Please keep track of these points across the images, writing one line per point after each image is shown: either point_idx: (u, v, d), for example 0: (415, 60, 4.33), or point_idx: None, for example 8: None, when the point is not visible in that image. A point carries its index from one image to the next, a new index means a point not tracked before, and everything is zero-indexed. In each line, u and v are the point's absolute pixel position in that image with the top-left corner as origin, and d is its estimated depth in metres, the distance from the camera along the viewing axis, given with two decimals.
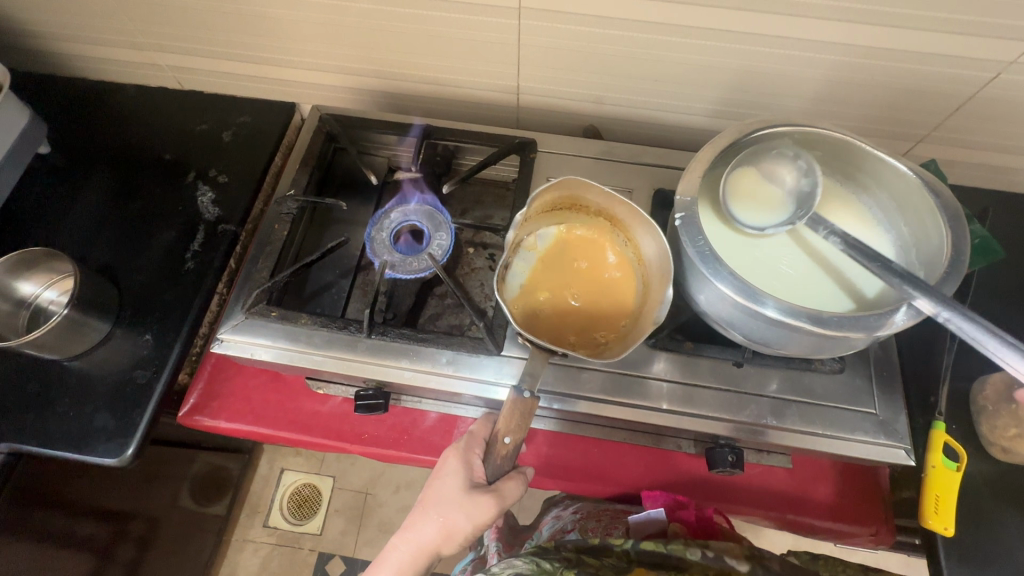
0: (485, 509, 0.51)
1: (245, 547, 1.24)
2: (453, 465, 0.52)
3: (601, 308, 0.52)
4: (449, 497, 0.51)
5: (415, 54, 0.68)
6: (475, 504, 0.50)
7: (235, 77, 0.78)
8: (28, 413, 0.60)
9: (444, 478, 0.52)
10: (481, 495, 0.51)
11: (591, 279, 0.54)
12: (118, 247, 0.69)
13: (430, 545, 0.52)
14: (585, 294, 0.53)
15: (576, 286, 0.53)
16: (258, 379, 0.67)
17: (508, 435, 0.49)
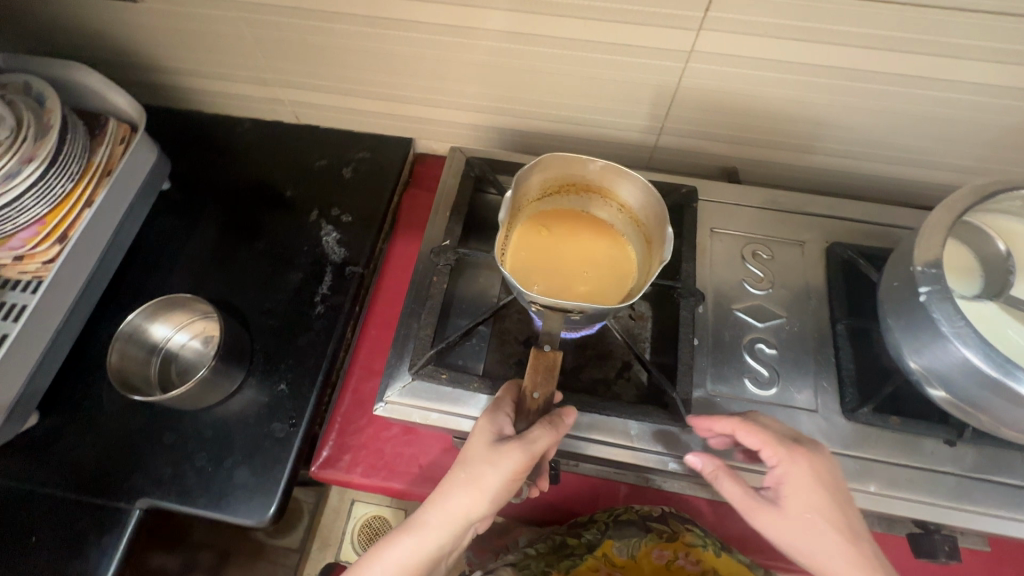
0: (512, 461, 0.42)
1: None
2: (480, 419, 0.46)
3: (602, 271, 0.52)
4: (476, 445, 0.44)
5: (554, 94, 0.66)
6: (503, 456, 0.43)
7: (357, 113, 0.76)
8: (163, 466, 0.58)
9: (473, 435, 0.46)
10: (510, 447, 0.43)
11: (589, 244, 0.53)
12: (243, 289, 0.67)
13: (456, 516, 0.44)
14: (590, 266, 0.52)
15: (574, 258, 0.52)
16: (390, 431, 0.64)
17: (535, 391, 0.44)
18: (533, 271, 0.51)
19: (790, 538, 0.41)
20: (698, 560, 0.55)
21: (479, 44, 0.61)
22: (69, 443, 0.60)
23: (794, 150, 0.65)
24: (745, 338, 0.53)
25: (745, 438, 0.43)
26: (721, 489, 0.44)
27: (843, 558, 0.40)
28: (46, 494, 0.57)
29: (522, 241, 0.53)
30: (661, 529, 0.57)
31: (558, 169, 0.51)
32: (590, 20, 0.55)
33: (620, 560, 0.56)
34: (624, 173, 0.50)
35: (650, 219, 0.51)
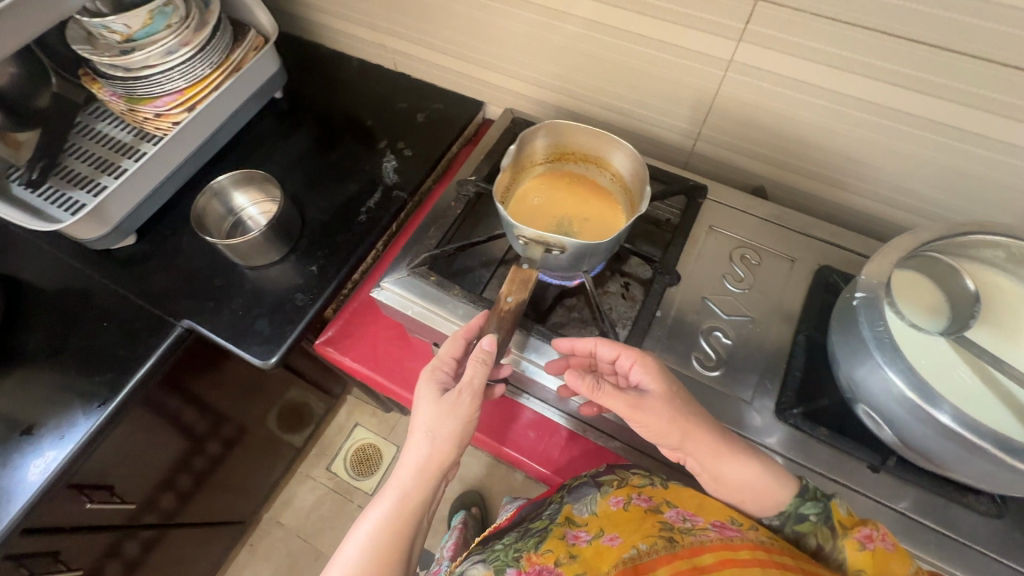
0: (464, 404, 0.52)
1: (305, 482, 1.33)
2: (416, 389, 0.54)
3: (591, 226, 0.58)
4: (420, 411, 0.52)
5: (609, 82, 0.73)
6: (455, 404, 0.51)
7: (442, 70, 0.88)
8: (209, 301, 0.72)
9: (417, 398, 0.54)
10: (456, 395, 0.52)
11: (583, 203, 0.59)
12: (308, 187, 0.80)
13: (427, 471, 0.52)
14: (581, 221, 0.58)
15: (568, 212, 0.59)
16: (387, 333, 0.74)
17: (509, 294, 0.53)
18: (531, 216, 0.58)
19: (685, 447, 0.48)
20: (648, 496, 0.57)
21: (549, 23, 0.70)
22: (150, 264, 0.75)
23: (823, 182, 0.66)
24: (706, 325, 0.56)
25: (603, 350, 0.50)
26: (603, 401, 0.48)
27: (734, 470, 0.47)
28: (123, 296, 0.73)
29: (525, 193, 0.60)
30: (611, 479, 0.60)
31: (560, 135, 0.57)
32: (645, 16, 0.62)
33: (583, 518, 0.58)
34: (618, 143, 0.55)
35: (639, 183, 0.56)
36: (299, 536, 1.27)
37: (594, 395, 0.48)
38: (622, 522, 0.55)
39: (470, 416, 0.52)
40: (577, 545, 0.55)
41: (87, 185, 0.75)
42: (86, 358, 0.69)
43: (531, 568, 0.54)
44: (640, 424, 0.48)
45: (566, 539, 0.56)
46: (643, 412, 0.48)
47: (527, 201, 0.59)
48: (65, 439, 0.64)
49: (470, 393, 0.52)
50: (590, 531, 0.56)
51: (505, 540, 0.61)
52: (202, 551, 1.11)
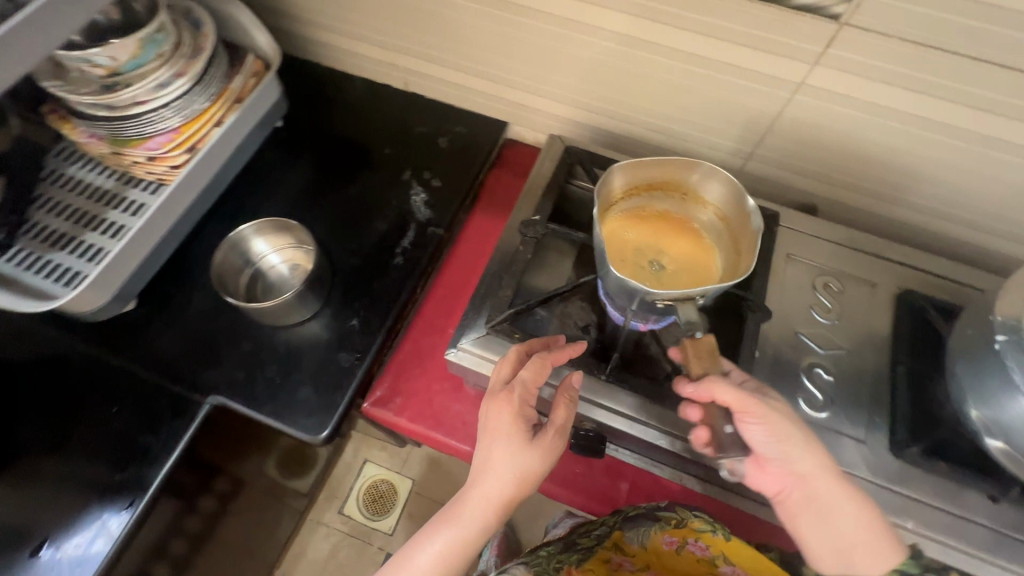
0: (554, 445, 0.50)
1: (317, 529, 1.24)
2: (504, 422, 0.49)
3: (691, 260, 0.55)
4: (508, 447, 0.49)
5: (657, 103, 0.69)
6: (546, 445, 0.50)
7: (463, 90, 0.81)
8: (238, 371, 0.63)
9: (496, 427, 0.50)
10: (548, 436, 0.50)
11: (673, 236, 0.57)
12: (332, 229, 0.72)
13: (505, 504, 0.50)
14: (680, 257, 0.56)
15: (663, 250, 0.56)
16: (441, 385, 0.67)
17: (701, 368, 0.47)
18: (633, 262, 0.54)
19: (808, 466, 0.46)
20: (704, 543, 0.60)
21: (595, 42, 0.65)
22: (157, 332, 0.65)
23: (879, 199, 0.66)
24: (805, 361, 0.54)
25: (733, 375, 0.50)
26: (722, 393, 0.45)
27: (848, 503, 0.46)
28: (130, 373, 0.63)
29: (614, 237, 0.55)
30: (670, 517, 0.60)
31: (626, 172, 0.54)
32: (710, 38, 0.58)
33: (631, 547, 0.63)
34: (696, 165, 0.53)
35: (731, 203, 0.54)
36: None
37: (709, 387, 0.46)
38: (671, 558, 0.63)
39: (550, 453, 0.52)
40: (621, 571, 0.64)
41: (71, 246, 0.63)
42: (96, 452, 0.59)
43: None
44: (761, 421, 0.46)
45: (610, 565, 0.64)
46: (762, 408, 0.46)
47: (616, 246, 0.55)
48: (84, 567, 0.54)
49: (559, 433, 0.50)
50: (635, 560, 0.64)
51: (548, 546, 0.67)
52: None
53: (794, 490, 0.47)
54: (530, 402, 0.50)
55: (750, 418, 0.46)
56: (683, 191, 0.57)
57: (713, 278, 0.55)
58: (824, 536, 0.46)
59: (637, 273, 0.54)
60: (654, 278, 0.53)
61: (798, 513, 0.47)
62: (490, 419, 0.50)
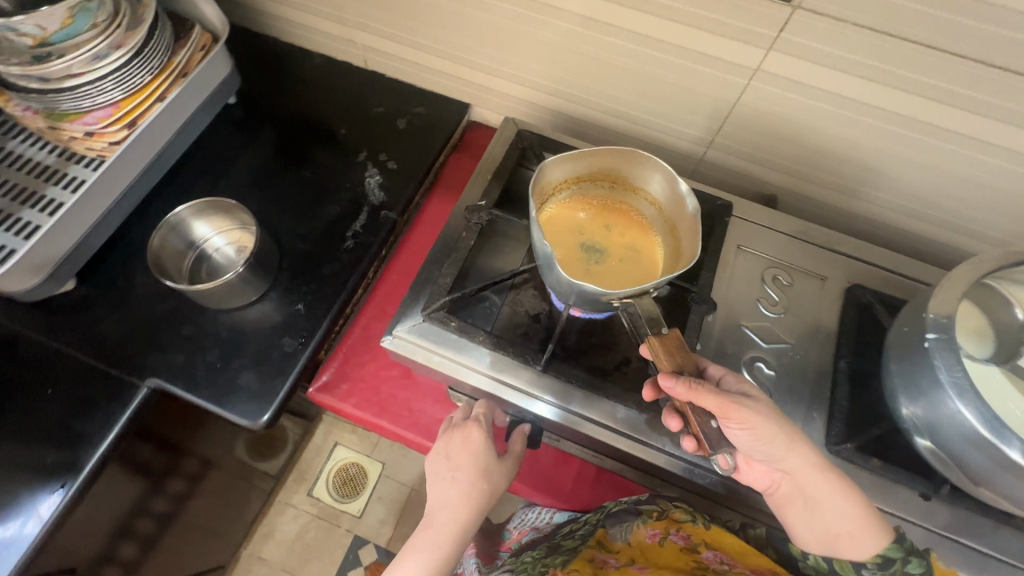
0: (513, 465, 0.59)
1: (285, 511, 1.24)
2: (472, 440, 0.57)
3: (633, 253, 0.54)
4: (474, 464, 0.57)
5: (614, 87, 0.67)
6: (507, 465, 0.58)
7: (423, 69, 0.79)
8: (179, 354, 0.62)
9: (462, 450, 0.57)
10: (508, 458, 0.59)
11: (614, 228, 0.55)
12: (282, 211, 0.71)
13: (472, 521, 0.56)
14: (623, 250, 0.54)
15: (604, 244, 0.54)
16: (390, 372, 0.67)
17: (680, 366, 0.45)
18: (575, 257, 0.53)
19: (797, 462, 0.45)
20: (687, 533, 0.56)
21: (550, 22, 0.63)
22: (98, 313, 0.64)
23: (839, 191, 0.65)
24: (747, 355, 0.53)
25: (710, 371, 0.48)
26: (702, 400, 0.43)
27: (836, 499, 0.45)
28: (68, 355, 0.62)
29: (553, 233, 0.54)
30: (651, 509, 0.58)
31: (549, 170, 0.52)
32: (665, 20, 0.56)
33: (616, 545, 0.58)
34: (620, 151, 0.52)
35: (668, 190, 0.52)
36: (284, 570, 1.19)
37: (692, 396, 0.43)
38: (657, 555, 0.56)
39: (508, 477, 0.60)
40: (606, 569, 0.56)
41: (4, 222, 0.60)
42: (29, 435, 0.57)
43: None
44: (745, 427, 0.44)
45: (595, 564, 0.56)
46: (747, 411, 0.44)
47: (556, 242, 0.53)
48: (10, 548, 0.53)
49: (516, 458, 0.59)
50: (620, 558, 0.57)
51: (533, 553, 0.62)
52: None
53: (783, 485, 0.46)
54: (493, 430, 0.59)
55: (734, 424, 0.44)
56: (613, 178, 0.55)
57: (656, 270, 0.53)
58: (813, 527, 0.46)
59: (580, 269, 0.52)
60: (597, 273, 0.52)
61: (787, 504, 0.47)
62: (461, 442, 0.58)
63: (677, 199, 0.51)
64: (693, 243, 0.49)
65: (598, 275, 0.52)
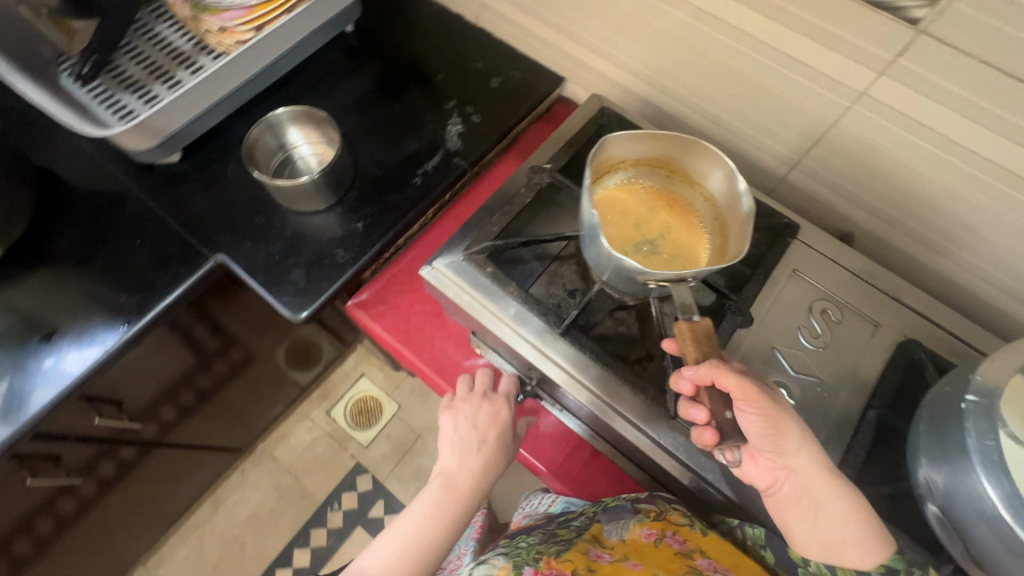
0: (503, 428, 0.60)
1: (303, 421, 1.33)
2: (500, 426, 0.60)
3: (678, 244, 0.55)
4: (498, 447, 0.60)
5: (709, 86, 0.66)
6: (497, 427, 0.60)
7: (528, 34, 0.80)
8: (247, 240, 0.69)
9: (486, 431, 0.60)
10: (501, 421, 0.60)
11: (664, 216, 0.56)
12: (366, 138, 0.75)
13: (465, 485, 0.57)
14: (669, 240, 0.55)
15: (652, 230, 0.55)
16: (424, 307, 0.70)
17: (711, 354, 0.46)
18: (621, 237, 0.54)
19: (801, 461, 0.45)
20: (683, 537, 0.53)
21: (660, 8, 0.62)
22: (191, 188, 0.72)
23: (923, 243, 0.60)
24: (769, 377, 0.52)
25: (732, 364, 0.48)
26: (725, 380, 0.43)
27: (839, 505, 0.44)
28: (160, 216, 0.70)
29: (605, 208, 0.55)
30: (649, 508, 0.57)
31: (611, 147, 0.53)
32: (777, 23, 0.54)
33: (611, 541, 0.55)
34: (683, 140, 0.53)
35: (725, 186, 0.53)
36: (289, 472, 1.28)
37: (714, 373, 0.44)
38: (651, 556, 0.52)
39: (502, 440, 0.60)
40: (599, 563, 0.52)
41: (138, 90, 0.70)
42: (116, 274, 0.67)
43: (549, 572, 0.50)
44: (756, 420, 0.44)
45: (589, 556, 0.53)
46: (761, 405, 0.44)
47: (607, 218, 0.54)
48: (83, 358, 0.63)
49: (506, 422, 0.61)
50: (614, 553, 0.54)
51: (527, 540, 0.58)
52: (193, 474, 1.12)
53: (784, 486, 0.46)
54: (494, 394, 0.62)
55: (748, 407, 0.45)
56: (669, 166, 0.56)
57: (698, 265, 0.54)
58: (813, 530, 0.45)
59: (624, 250, 0.53)
60: (640, 256, 0.53)
61: (787, 508, 0.46)
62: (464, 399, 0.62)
63: (731, 196, 0.53)
64: (741, 245, 0.50)
65: (641, 260, 0.53)
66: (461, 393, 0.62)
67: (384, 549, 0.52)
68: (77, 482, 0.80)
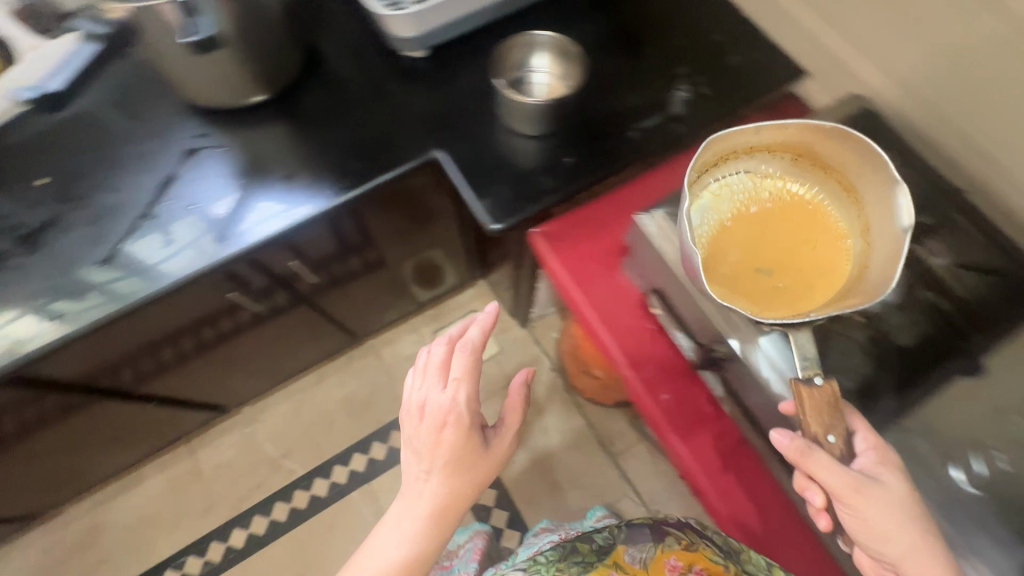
0: (453, 445, 0.69)
1: (410, 332, 1.40)
2: (447, 443, 0.69)
3: (811, 255, 0.58)
4: (455, 466, 0.69)
5: (998, 116, 0.59)
6: (451, 435, 0.69)
7: (789, 17, 0.76)
8: (463, 145, 0.74)
9: (440, 454, 0.69)
10: (450, 434, 0.69)
11: (792, 224, 0.59)
12: (596, 81, 0.76)
13: (438, 503, 0.69)
14: (800, 250, 0.58)
15: (778, 242, 0.58)
16: (601, 253, 0.71)
17: (829, 433, 0.51)
18: (752, 253, 0.58)
19: (902, 542, 0.50)
20: (705, 572, 0.61)
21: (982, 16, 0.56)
22: (426, 85, 0.78)
23: None
24: None
25: (857, 439, 0.53)
26: (813, 464, 0.50)
27: (931, 572, 0.50)
28: (395, 104, 0.77)
29: (726, 221, 0.59)
30: (678, 536, 0.63)
31: (739, 134, 0.57)
32: None
33: (632, 567, 0.63)
34: (822, 126, 0.56)
35: (865, 174, 0.57)
36: (387, 373, 1.36)
37: (803, 457, 0.50)
38: None
39: (457, 443, 0.69)
40: None
41: None
42: (350, 142, 0.76)
43: None
44: (851, 508, 0.50)
45: None
46: (861, 495, 0.50)
47: (729, 234, 0.59)
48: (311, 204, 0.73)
49: (443, 452, 0.69)
50: None
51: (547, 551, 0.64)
52: (317, 342, 1.24)
53: (889, 553, 0.51)
54: (446, 412, 0.69)
55: (842, 502, 0.50)
56: (798, 151, 0.59)
57: (828, 275, 0.57)
58: None
59: (750, 273, 0.57)
60: (770, 274, 0.57)
61: (874, 572, 0.53)
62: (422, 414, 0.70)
63: (875, 191, 0.56)
64: (887, 257, 0.54)
65: (774, 286, 0.56)
66: (421, 385, 0.72)
67: (384, 563, 0.67)
68: (245, 305, 0.88)
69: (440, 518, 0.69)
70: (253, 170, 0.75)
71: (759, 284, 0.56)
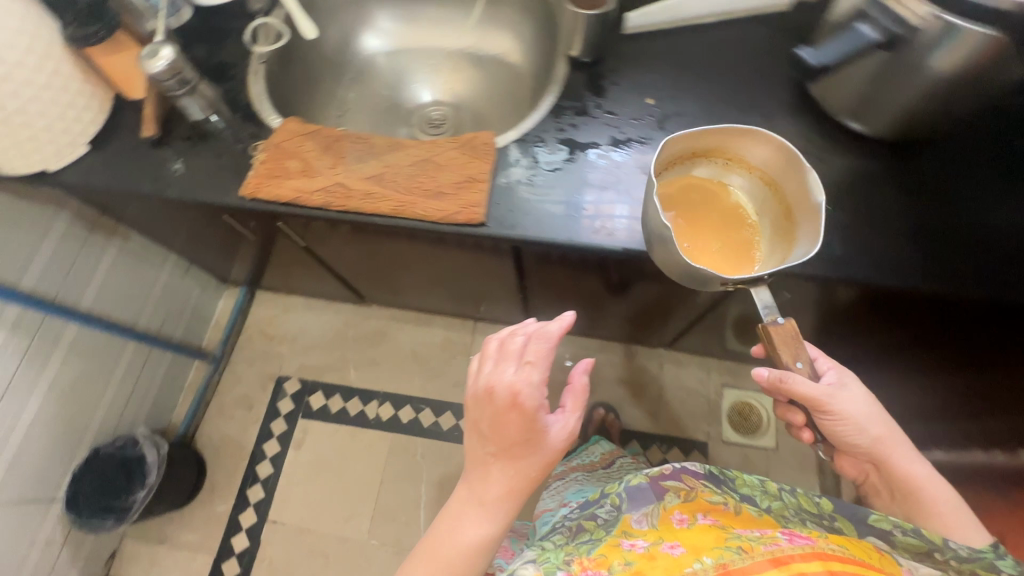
0: (515, 429, 0.52)
1: (699, 370, 1.34)
2: (520, 419, 0.52)
3: (737, 241, 0.67)
4: (517, 456, 0.53)
5: None
6: (496, 430, 0.53)
7: None
8: None
9: (507, 440, 0.53)
10: (513, 412, 0.52)
11: (736, 220, 0.68)
12: None
13: (490, 516, 0.54)
14: (719, 237, 0.67)
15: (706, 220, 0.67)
16: None
17: (797, 358, 0.58)
18: (685, 211, 0.67)
19: (864, 411, 0.58)
20: (713, 516, 0.53)
21: None
22: None
23: None
24: None
25: (819, 363, 0.61)
26: (796, 388, 0.57)
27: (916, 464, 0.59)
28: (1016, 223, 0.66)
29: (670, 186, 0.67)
30: (677, 489, 0.56)
31: (705, 135, 0.64)
32: None
33: (638, 530, 0.54)
34: (751, 134, 0.64)
35: (779, 174, 0.65)
36: (658, 390, 1.33)
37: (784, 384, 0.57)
38: (688, 534, 0.51)
39: (497, 453, 0.54)
40: (632, 550, 0.51)
41: None
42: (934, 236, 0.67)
43: (583, 571, 0.50)
44: (834, 419, 0.58)
45: (622, 545, 0.52)
46: (834, 404, 0.57)
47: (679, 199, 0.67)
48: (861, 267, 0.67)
49: (501, 416, 0.53)
50: (647, 539, 0.52)
51: (556, 540, 0.61)
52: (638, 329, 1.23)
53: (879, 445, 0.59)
54: (493, 399, 0.53)
55: (825, 416, 0.58)
56: (765, 175, 0.67)
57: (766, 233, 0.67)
58: (931, 494, 0.58)
59: (705, 247, 0.65)
60: (710, 248, 0.65)
61: (892, 456, 0.59)
62: (474, 392, 0.55)
63: (799, 183, 0.63)
64: (811, 226, 0.61)
65: (693, 247, 0.64)
66: (477, 371, 0.55)
67: None
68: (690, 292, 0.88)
69: (491, 544, 0.54)
70: (843, 204, 0.69)
71: (712, 256, 0.64)
